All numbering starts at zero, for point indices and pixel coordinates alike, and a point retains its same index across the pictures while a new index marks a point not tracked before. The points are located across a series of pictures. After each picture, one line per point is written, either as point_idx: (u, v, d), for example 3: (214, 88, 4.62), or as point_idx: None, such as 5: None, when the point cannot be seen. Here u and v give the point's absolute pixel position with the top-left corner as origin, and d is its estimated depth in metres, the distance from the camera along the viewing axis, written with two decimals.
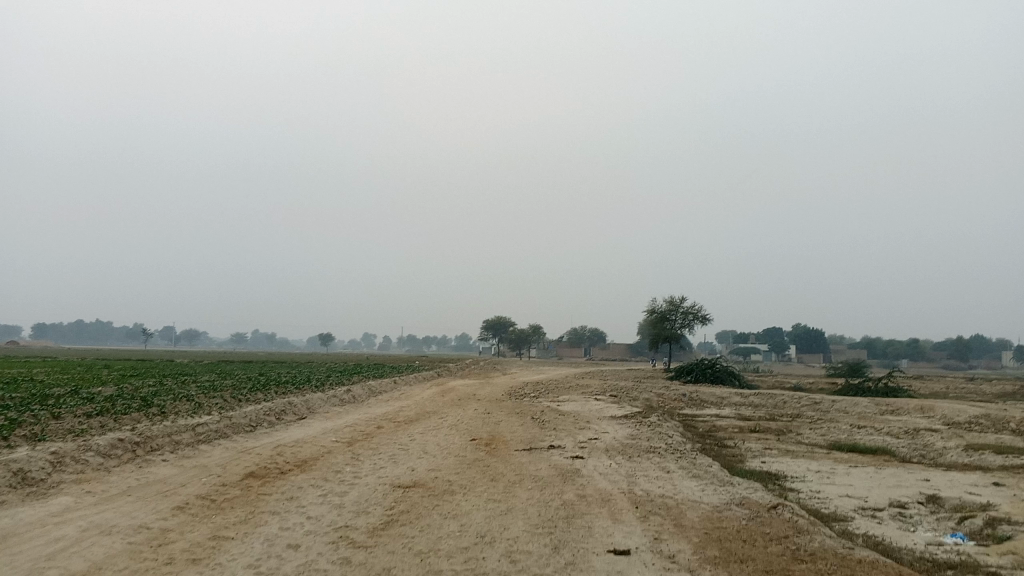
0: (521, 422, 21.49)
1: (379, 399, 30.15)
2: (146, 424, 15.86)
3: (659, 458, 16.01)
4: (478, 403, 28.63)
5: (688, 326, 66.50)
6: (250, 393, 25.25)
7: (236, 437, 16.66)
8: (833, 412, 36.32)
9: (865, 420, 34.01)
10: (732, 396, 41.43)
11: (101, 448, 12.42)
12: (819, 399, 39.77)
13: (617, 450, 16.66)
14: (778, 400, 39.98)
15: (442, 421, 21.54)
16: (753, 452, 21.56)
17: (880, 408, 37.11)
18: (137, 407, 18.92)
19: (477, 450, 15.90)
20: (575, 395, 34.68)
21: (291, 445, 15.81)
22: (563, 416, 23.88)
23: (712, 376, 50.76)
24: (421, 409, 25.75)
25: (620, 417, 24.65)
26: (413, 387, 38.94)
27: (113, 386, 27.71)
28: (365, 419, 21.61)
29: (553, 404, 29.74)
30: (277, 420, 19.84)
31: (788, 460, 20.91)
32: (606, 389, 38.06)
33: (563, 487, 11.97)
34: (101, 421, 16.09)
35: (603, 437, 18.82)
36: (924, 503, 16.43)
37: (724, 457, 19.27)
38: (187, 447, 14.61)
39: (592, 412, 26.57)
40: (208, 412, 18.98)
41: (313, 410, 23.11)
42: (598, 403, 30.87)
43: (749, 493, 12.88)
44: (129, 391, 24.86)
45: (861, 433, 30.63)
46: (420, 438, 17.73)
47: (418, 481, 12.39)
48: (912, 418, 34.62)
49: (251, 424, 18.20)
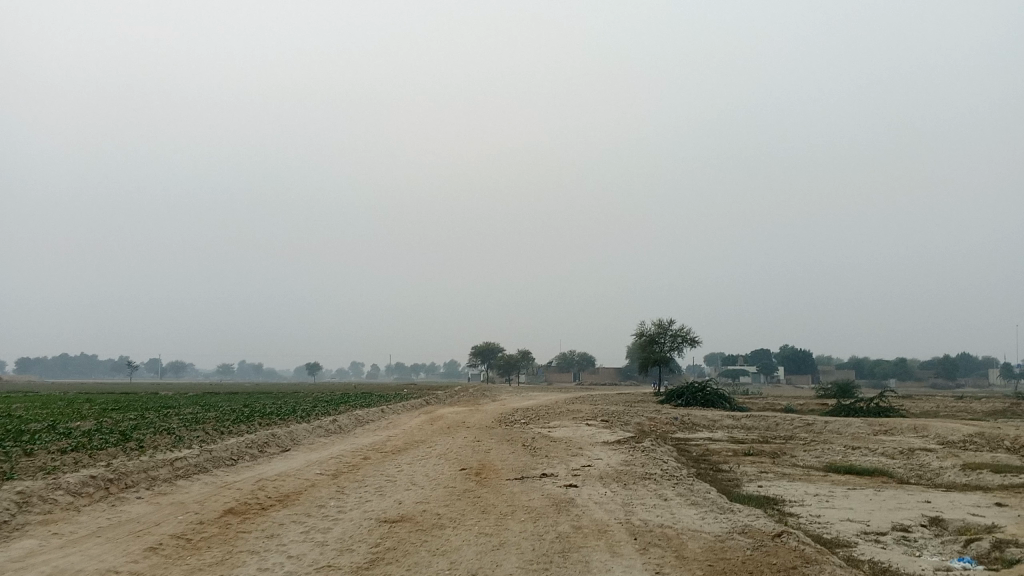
0: (512, 450, 20.95)
1: (366, 428, 29.51)
2: (122, 459, 15.25)
3: (655, 484, 15.51)
4: (467, 430, 28.03)
5: (677, 349, 66.10)
6: (233, 425, 24.64)
7: (216, 471, 16.06)
8: (827, 433, 35.91)
9: (859, 440, 33.60)
10: (723, 418, 41.00)
11: (71, 487, 11.84)
12: (811, 420, 39.36)
13: (612, 477, 16.14)
14: (770, 422, 39.54)
15: (430, 450, 20.96)
16: (748, 475, 21.12)
17: (874, 427, 36.72)
18: (115, 442, 18.30)
19: (467, 480, 15.37)
20: (566, 421, 34.16)
21: (272, 479, 15.21)
22: (553, 443, 23.34)
23: (703, 399, 50.27)
24: (409, 438, 25.13)
25: (613, 442, 24.15)
26: (401, 416, 38.33)
27: (91, 419, 27.01)
28: (351, 450, 21.02)
29: (544, 430, 29.17)
30: (259, 452, 19.24)
31: (785, 484, 20.44)
32: (596, 414, 37.52)
33: (557, 518, 11.45)
34: (75, 457, 15.50)
35: (596, 463, 18.31)
36: (928, 525, 16.00)
37: (720, 481, 18.78)
38: (163, 482, 14.02)
39: (583, 438, 26.04)
40: (188, 445, 18.38)
41: (297, 442, 22.46)
42: (589, 429, 30.29)
43: (751, 521, 12.39)
44: (108, 425, 24.27)
45: (856, 453, 30.20)
46: (407, 468, 17.19)
47: (405, 514, 11.83)
48: (906, 437, 34.25)
49: (232, 457, 17.62)
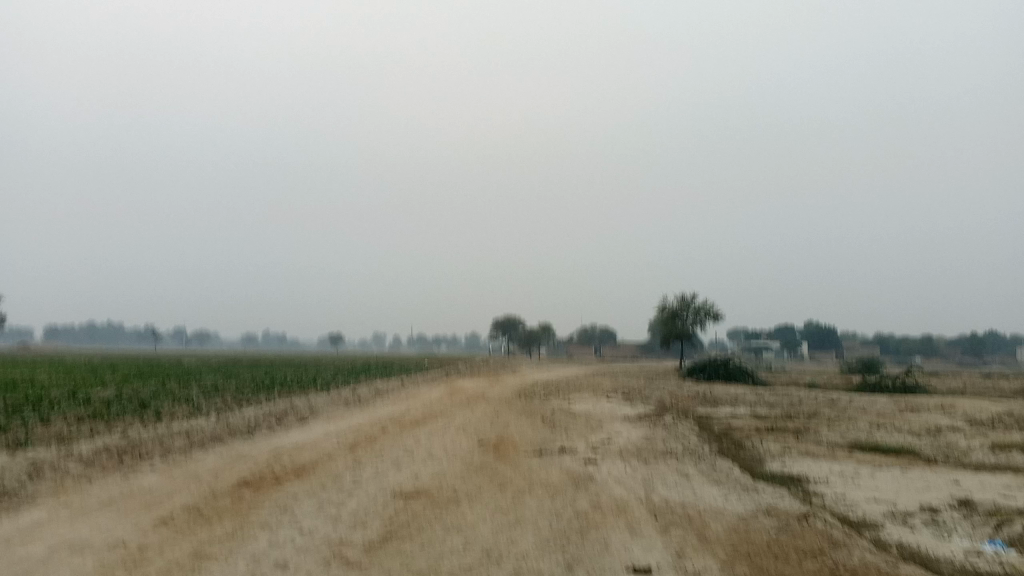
0: (531, 424, 20.73)
1: (385, 399, 29.41)
2: (138, 428, 15.17)
3: (676, 461, 15.20)
4: (487, 403, 27.82)
5: (699, 324, 65.61)
6: (253, 395, 24.55)
7: (233, 441, 15.94)
8: (851, 410, 35.43)
9: (884, 418, 33.07)
10: (746, 394, 40.56)
11: (84, 456, 11.70)
12: (835, 396, 38.83)
13: (632, 454, 15.84)
14: (794, 398, 39.06)
15: (448, 423, 20.78)
16: (771, 453, 20.75)
17: (900, 405, 36.16)
18: (133, 410, 18.25)
19: (485, 454, 15.12)
20: (586, 395, 33.91)
21: (289, 450, 15.05)
22: (573, 417, 23.11)
23: (725, 374, 49.82)
24: (428, 410, 24.99)
25: (633, 417, 23.86)
26: (422, 387, 38.21)
27: (113, 387, 27.12)
28: (369, 421, 20.88)
29: (564, 404, 28.93)
30: (277, 422, 19.15)
31: (809, 462, 20.06)
32: (617, 389, 37.11)
33: (576, 495, 11.18)
34: (92, 426, 15.42)
35: (616, 438, 18.04)
36: (957, 507, 15.60)
37: (742, 458, 18.43)
38: (178, 452, 13.88)
39: (604, 412, 25.76)
40: (206, 415, 18.31)
41: (316, 412, 22.34)
42: (610, 403, 30.00)
43: (776, 500, 12.06)
44: (128, 393, 24.31)
45: (881, 431, 29.73)
46: (425, 441, 16.99)
47: (421, 489, 11.60)
48: (932, 416, 33.67)
49: (249, 427, 17.53)
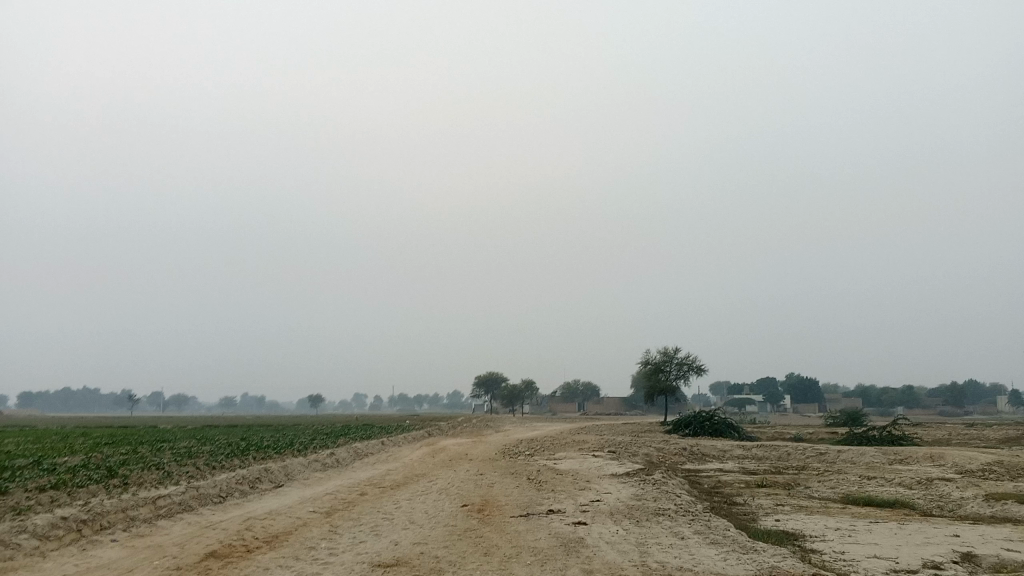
0: (516, 484, 20.01)
1: (364, 462, 28.47)
2: (101, 498, 14.35)
3: (669, 522, 14.54)
4: (470, 463, 27.00)
5: (683, 378, 65.09)
6: (227, 460, 23.66)
7: (202, 509, 15.12)
8: (840, 463, 34.85)
9: (874, 470, 32.48)
10: (733, 449, 39.91)
11: (38, 529, 10.94)
12: (824, 449, 38.28)
13: (622, 514, 15.15)
14: (782, 452, 38.42)
15: (430, 485, 20.01)
16: (764, 509, 20.08)
17: (889, 457, 35.61)
18: (98, 478, 17.39)
19: (468, 518, 14.39)
20: (572, 453, 33.13)
21: (261, 517, 14.31)
22: (559, 476, 22.39)
23: (711, 428, 49.14)
24: (409, 472, 24.16)
25: (621, 475, 23.17)
26: (402, 447, 37.37)
27: (81, 455, 26.04)
28: (347, 486, 20.06)
29: (549, 462, 28.17)
30: (250, 488, 18.31)
31: (804, 518, 19.40)
32: (603, 445, 36.39)
33: (567, 560, 10.53)
34: (53, 496, 14.58)
35: (605, 498, 17.34)
36: (960, 562, 15.01)
37: (735, 516, 17.76)
38: (142, 523, 13.06)
39: (590, 471, 25.05)
40: (176, 482, 17.48)
41: (292, 477, 21.53)
42: (597, 460, 29.36)
43: (777, 561, 11.45)
44: (96, 460, 23.39)
45: (871, 484, 29.14)
46: (406, 506, 16.25)
47: (401, 557, 10.91)
48: (922, 467, 33.14)
49: (220, 494, 16.70)
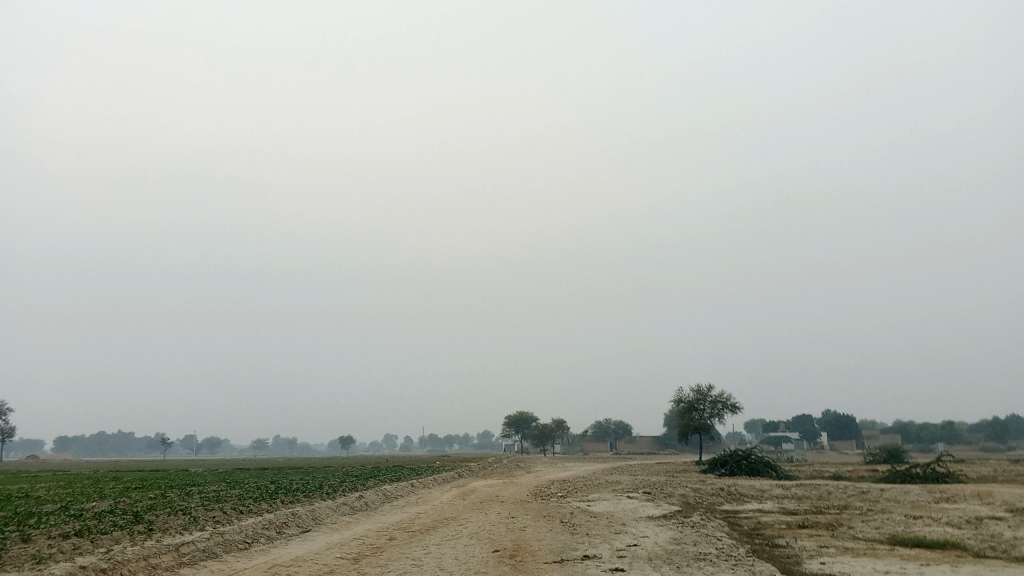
0: (549, 527, 19.45)
1: (393, 505, 27.97)
2: (124, 545, 14.02)
3: (712, 567, 13.89)
4: (501, 506, 26.41)
5: (717, 416, 63.91)
6: (254, 504, 23.28)
7: (226, 556, 14.74)
8: (883, 502, 33.76)
9: (920, 509, 31.37)
10: (772, 488, 38.82)
11: None
12: (866, 488, 37.14)
13: (662, 559, 14.52)
14: (822, 490, 37.34)
15: (460, 529, 19.50)
16: (808, 551, 19.29)
17: (934, 495, 34.45)
18: (122, 525, 17.08)
19: (500, 565, 13.84)
20: (605, 494, 32.40)
21: (286, 565, 13.88)
22: (593, 518, 21.78)
23: (747, 467, 47.93)
24: (440, 515, 23.66)
25: (657, 517, 22.49)
26: (432, 490, 36.71)
27: (108, 500, 25.80)
28: (376, 530, 19.59)
29: (583, 504, 27.47)
30: (276, 534, 17.92)
31: (851, 560, 18.57)
32: (637, 486, 35.60)
33: None
34: (75, 543, 14.29)
35: (642, 542, 16.73)
36: None
37: (778, 559, 17.05)
38: (164, 571, 12.72)
39: (625, 513, 24.30)
40: (200, 528, 17.13)
41: (320, 522, 21.06)
42: (631, 501, 28.61)
43: None
44: (123, 506, 23.13)
45: (918, 524, 28.08)
46: (436, 551, 15.74)
47: None
48: (970, 505, 31.88)
49: (246, 540, 16.32)
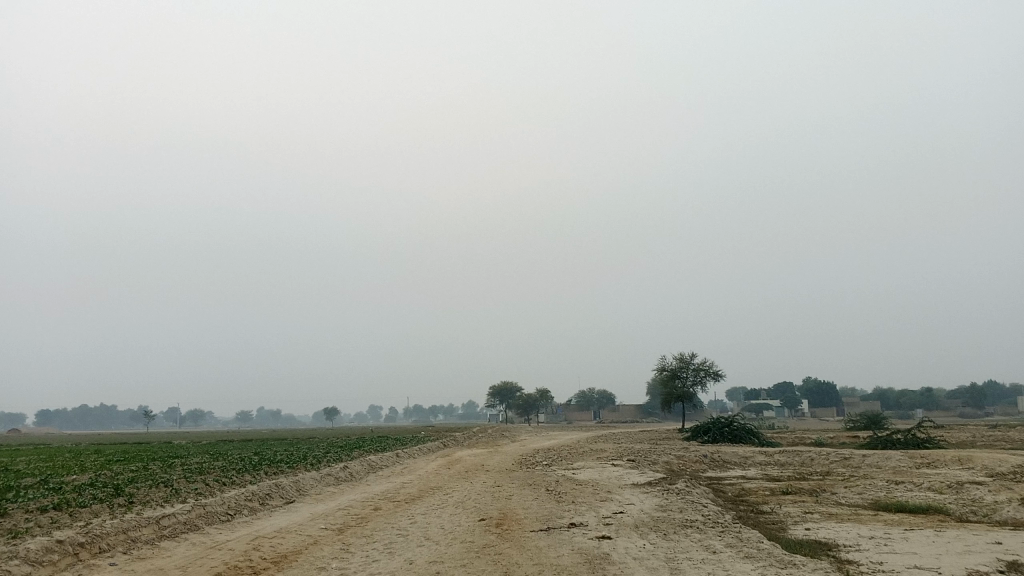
0: (535, 496, 19.35)
1: (377, 475, 27.83)
2: (102, 518, 13.75)
3: (699, 535, 13.78)
4: (486, 475, 26.28)
5: (700, 384, 64.19)
6: (236, 476, 23.02)
7: (208, 529, 14.52)
8: (865, 467, 34.00)
9: (901, 474, 31.59)
10: (755, 455, 39.01)
11: (31, 555, 10.37)
12: (848, 454, 37.37)
13: (648, 527, 14.43)
14: (805, 457, 37.55)
15: (446, 498, 19.33)
16: (793, 517, 19.25)
17: (915, 460, 34.69)
18: (101, 497, 16.79)
19: (486, 534, 13.67)
20: (590, 462, 32.44)
21: (269, 536, 13.67)
22: (579, 486, 21.69)
23: (730, 435, 48.20)
24: (425, 485, 23.55)
25: (642, 485, 22.45)
26: (418, 460, 36.61)
27: (88, 473, 25.45)
28: (360, 500, 19.43)
29: (568, 473, 27.47)
30: (259, 505, 17.69)
31: (836, 526, 18.54)
32: (622, 454, 35.70)
33: None
34: (53, 516, 14.01)
35: (629, 510, 16.64)
36: (1008, 567, 14.07)
37: (763, 526, 17.01)
38: (144, 544, 12.49)
39: (612, 480, 24.27)
40: (182, 500, 16.89)
41: (303, 493, 20.86)
42: (616, 469, 28.63)
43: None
44: (104, 479, 22.82)
45: (900, 489, 28.25)
46: (421, 521, 15.59)
47: None
48: (951, 470, 32.13)
49: (228, 512, 16.11)
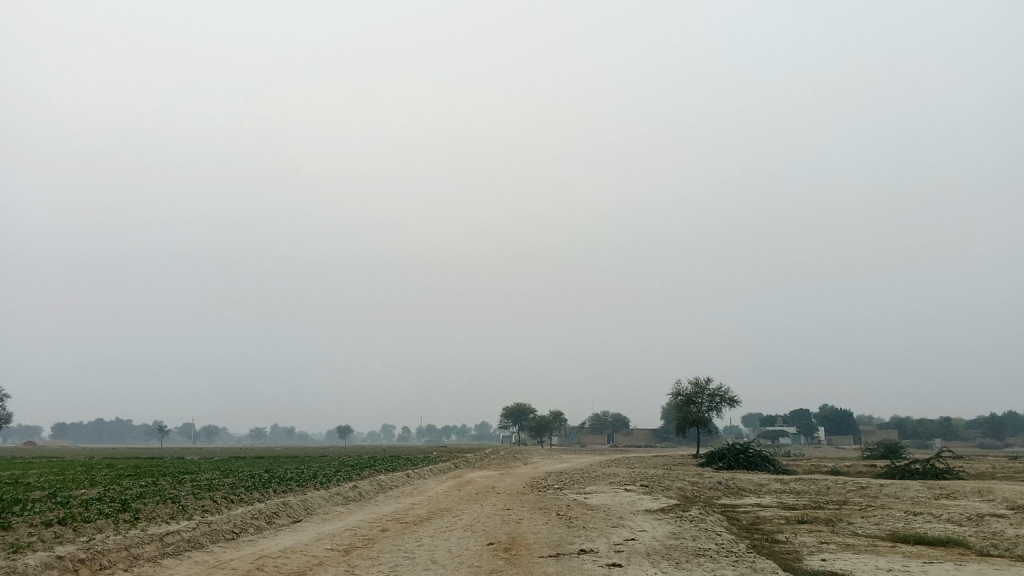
0: (545, 520, 19.06)
1: (387, 495, 27.56)
2: (105, 534, 13.61)
3: (712, 564, 13.43)
4: (497, 497, 25.97)
5: (715, 409, 63.61)
6: (245, 493, 22.86)
7: (213, 547, 14.34)
8: (883, 497, 33.39)
9: (920, 505, 30.98)
10: (770, 482, 38.47)
11: (30, 570, 10.23)
12: (865, 483, 36.73)
13: (660, 555, 14.09)
14: (821, 486, 36.95)
15: (455, 521, 19.06)
16: (809, 547, 18.84)
17: (934, 491, 34.03)
18: (107, 512, 16.65)
19: (494, 559, 13.38)
20: (602, 486, 32.06)
21: (274, 556, 13.48)
22: (591, 511, 21.34)
23: (746, 461, 47.59)
24: (434, 506, 23.29)
25: (655, 511, 22.09)
26: (429, 481, 36.30)
27: (96, 487, 25.37)
28: (368, 521, 19.19)
29: (579, 497, 27.15)
30: (266, 524, 17.49)
31: (853, 557, 18.11)
32: (635, 478, 35.28)
33: None
34: (57, 531, 13.89)
35: (641, 536, 16.33)
36: None
37: (778, 555, 16.63)
38: (146, 561, 12.32)
39: (624, 506, 23.92)
40: (188, 517, 16.73)
41: (311, 512, 20.65)
42: (628, 495, 28.28)
43: None
44: (112, 493, 22.70)
45: (918, 520, 27.70)
46: (429, 543, 15.34)
47: None
48: (971, 502, 31.50)
49: (234, 530, 15.93)
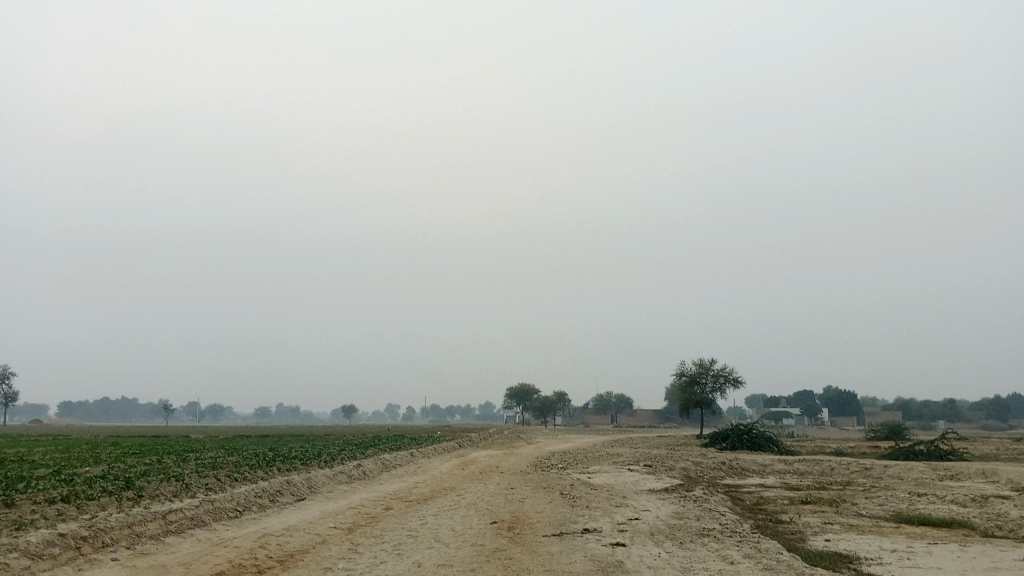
0: (549, 499, 19.01)
1: (391, 474, 27.53)
2: (109, 512, 13.59)
3: (715, 544, 13.37)
4: (501, 476, 25.96)
5: (720, 390, 63.57)
6: (249, 471, 22.85)
7: (216, 525, 14.32)
8: (887, 479, 33.34)
9: (924, 486, 30.92)
10: (775, 463, 38.44)
11: (32, 548, 10.19)
12: (869, 464, 36.67)
13: (664, 535, 14.03)
14: (826, 466, 36.91)
15: (458, 500, 19.02)
16: (813, 527, 18.81)
17: (939, 472, 34.00)
18: (111, 490, 16.62)
19: (498, 538, 13.33)
20: (606, 466, 32.05)
21: (277, 534, 13.44)
22: (594, 491, 21.32)
23: (750, 442, 47.57)
24: (437, 485, 23.26)
25: (659, 490, 22.07)
26: (433, 459, 36.31)
27: (100, 465, 25.39)
28: (371, 499, 19.15)
29: (583, 476, 27.14)
30: (269, 502, 17.48)
31: (857, 538, 18.08)
32: (639, 458, 35.27)
33: None
34: (60, 509, 13.87)
35: (644, 516, 16.27)
36: None
37: (782, 536, 16.58)
38: (149, 539, 12.29)
39: (627, 485, 23.89)
40: (191, 495, 16.72)
41: (315, 490, 20.64)
42: (632, 474, 28.27)
43: None
44: (116, 471, 22.71)
45: (922, 501, 27.65)
46: (432, 522, 15.31)
47: None
48: (976, 483, 31.43)
49: (238, 508, 15.91)
